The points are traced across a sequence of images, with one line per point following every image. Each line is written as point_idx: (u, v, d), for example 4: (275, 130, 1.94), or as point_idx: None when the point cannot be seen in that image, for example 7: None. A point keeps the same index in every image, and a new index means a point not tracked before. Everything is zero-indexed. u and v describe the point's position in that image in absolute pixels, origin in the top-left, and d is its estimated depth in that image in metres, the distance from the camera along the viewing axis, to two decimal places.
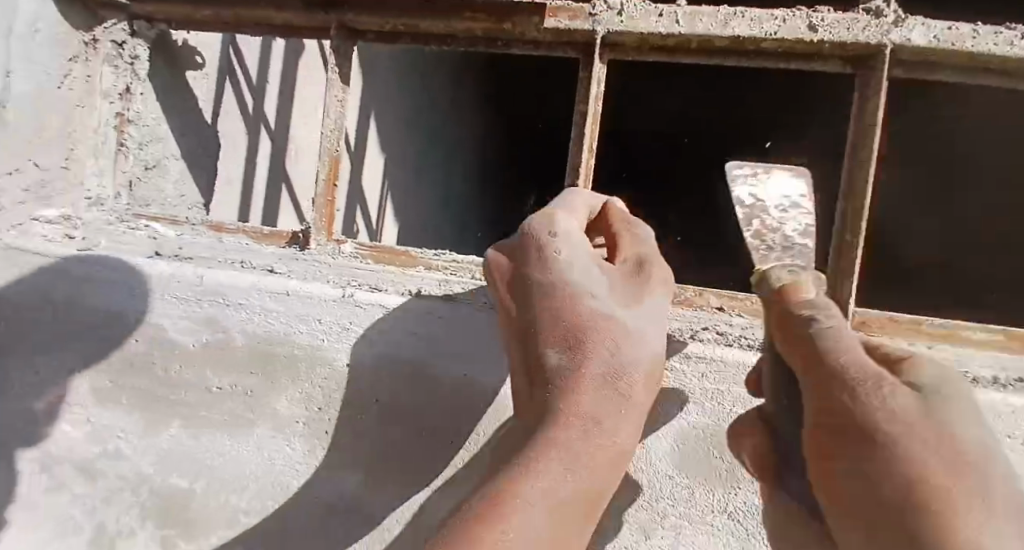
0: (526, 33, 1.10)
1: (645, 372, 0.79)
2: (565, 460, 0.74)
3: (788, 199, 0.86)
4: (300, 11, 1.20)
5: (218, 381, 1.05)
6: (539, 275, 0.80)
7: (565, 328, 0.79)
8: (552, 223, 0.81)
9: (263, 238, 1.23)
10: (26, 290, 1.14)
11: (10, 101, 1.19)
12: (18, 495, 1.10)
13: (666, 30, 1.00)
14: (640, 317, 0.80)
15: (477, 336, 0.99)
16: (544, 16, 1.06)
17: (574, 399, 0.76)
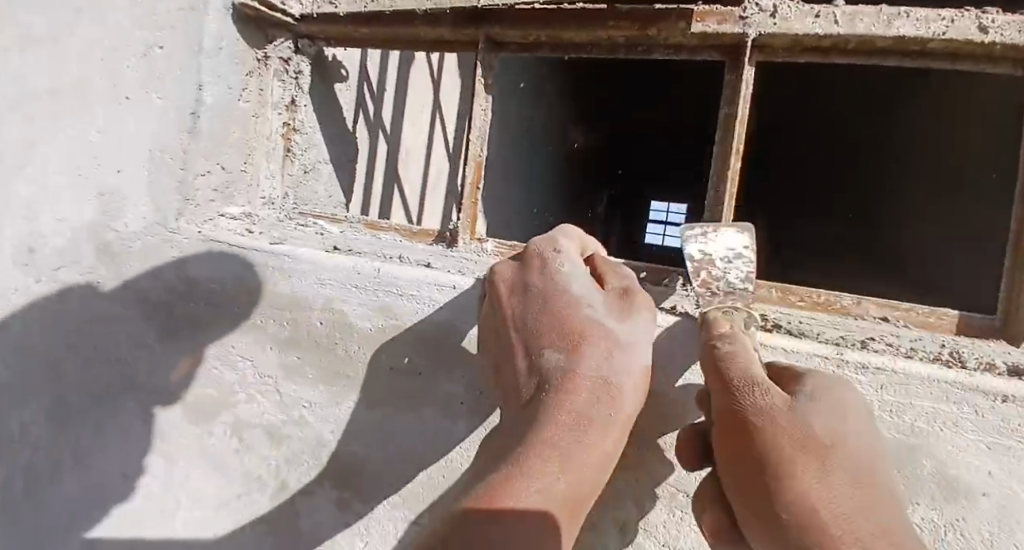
0: (670, 37, 1.14)
1: (628, 369, 0.85)
2: (554, 450, 0.76)
3: (733, 251, 0.97)
4: (450, 25, 1.30)
5: (393, 360, 1.17)
6: (540, 282, 0.90)
7: (534, 340, 0.87)
8: (554, 243, 0.94)
9: (413, 236, 1.43)
10: (226, 280, 1.26)
11: (204, 112, 1.31)
12: (214, 455, 1.29)
13: (824, 30, 1.03)
14: (634, 331, 0.87)
15: None
16: (692, 21, 1.10)
17: (554, 399, 0.80)
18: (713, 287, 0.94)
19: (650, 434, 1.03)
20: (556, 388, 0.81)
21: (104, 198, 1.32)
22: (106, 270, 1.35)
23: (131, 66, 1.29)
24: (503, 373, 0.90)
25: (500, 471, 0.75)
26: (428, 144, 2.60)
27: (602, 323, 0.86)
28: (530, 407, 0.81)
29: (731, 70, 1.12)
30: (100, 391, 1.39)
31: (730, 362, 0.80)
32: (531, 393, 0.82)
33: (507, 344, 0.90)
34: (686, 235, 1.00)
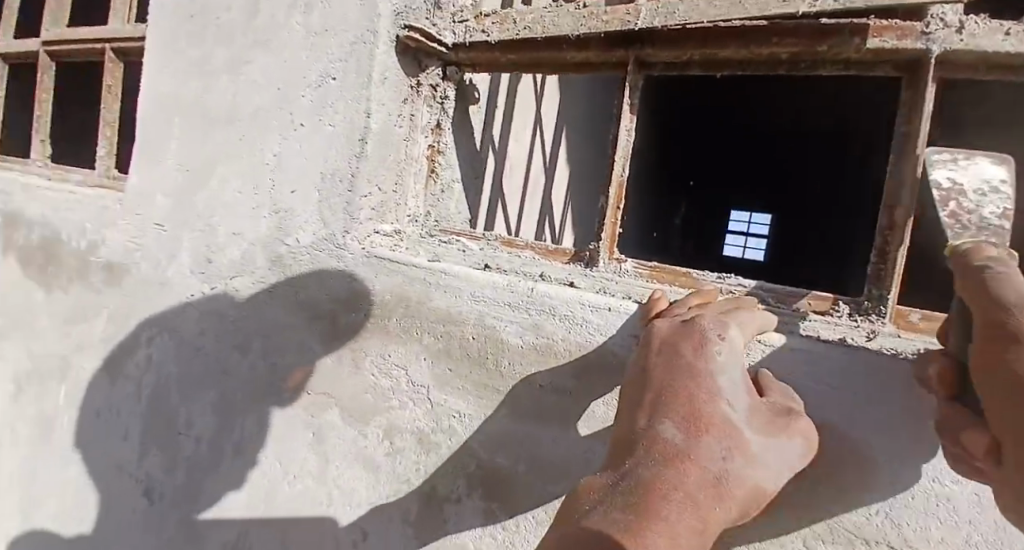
0: (840, 53, 1.11)
1: (738, 450, 0.77)
2: (671, 517, 0.70)
3: (989, 182, 0.80)
4: (601, 45, 1.33)
5: (542, 378, 1.19)
6: (691, 360, 0.83)
7: (654, 400, 0.81)
8: (723, 326, 0.86)
9: (548, 254, 1.36)
10: (386, 292, 1.37)
11: (370, 136, 1.41)
12: (367, 456, 1.37)
13: (1015, 47, 0.97)
14: (765, 445, 0.80)
15: (815, 378, 0.98)
16: (867, 36, 1.05)
17: (679, 463, 0.75)
18: (963, 217, 0.78)
19: (833, 483, 0.96)
20: (665, 462, 0.75)
21: (275, 213, 1.52)
22: (276, 278, 1.52)
23: (307, 97, 1.49)
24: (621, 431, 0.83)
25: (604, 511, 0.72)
26: (540, 157, 2.60)
27: (738, 427, 0.79)
28: (647, 461, 0.76)
29: (908, 86, 1.08)
30: (267, 391, 1.52)
31: (999, 286, 0.67)
32: (640, 456, 0.77)
33: (633, 402, 0.84)
34: (935, 164, 0.85)
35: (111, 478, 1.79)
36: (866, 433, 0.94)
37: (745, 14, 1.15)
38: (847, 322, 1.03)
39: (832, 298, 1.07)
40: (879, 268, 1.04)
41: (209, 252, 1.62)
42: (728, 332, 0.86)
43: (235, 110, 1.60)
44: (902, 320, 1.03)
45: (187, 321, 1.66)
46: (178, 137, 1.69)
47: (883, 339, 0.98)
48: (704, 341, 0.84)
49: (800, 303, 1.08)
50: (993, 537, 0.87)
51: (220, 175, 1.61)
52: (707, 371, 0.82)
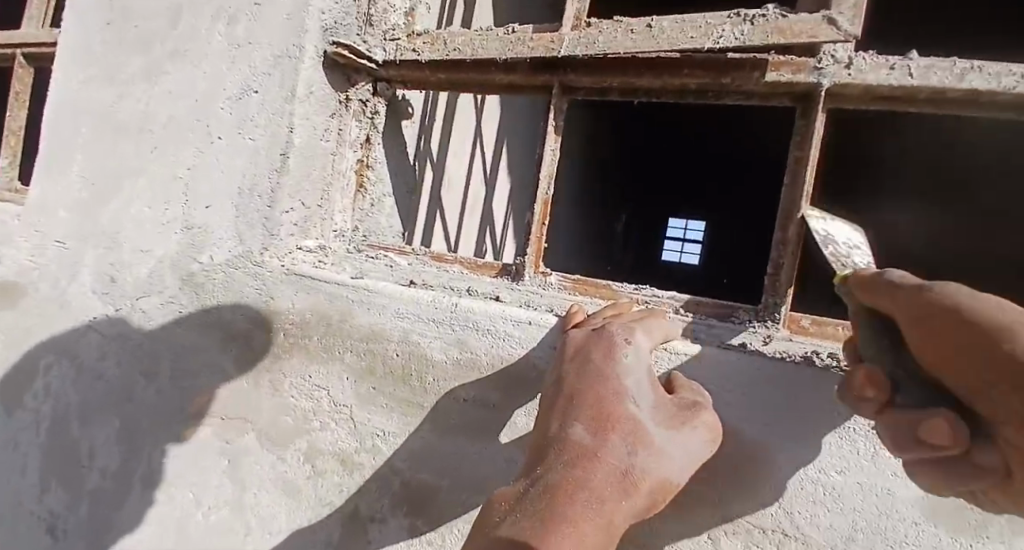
0: (742, 86, 1.19)
1: (647, 450, 0.81)
2: (581, 519, 0.74)
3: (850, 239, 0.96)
4: (526, 72, 1.37)
5: (466, 392, 1.19)
6: (601, 365, 0.86)
7: (568, 404, 0.85)
8: (630, 331, 0.90)
9: (476, 269, 1.39)
10: (307, 310, 1.34)
11: (293, 153, 1.38)
12: (287, 480, 1.32)
13: (897, 82, 1.06)
14: (672, 439, 0.83)
15: (728, 382, 1.03)
16: (768, 71, 1.15)
17: (587, 463, 0.79)
18: (834, 249, 0.94)
19: (744, 482, 1.00)
20: (577, 463, 0.79)
21: (190, 230, 1.46)
22: (191, 297, 1.45)
23: (228, 111, 1.45)
24: (536, 440, 0.86)
25: (519, 514, 0.76)
26: (473, 177, 2.62)
27: (645, 425, 0.82)
28: (557, 463, 0.80)
29: (803, 117, 1.17)
30: (180, 416, 1.44)
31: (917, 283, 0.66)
32: (550, 462, 0.80)
33: (547, 409, 0.88)
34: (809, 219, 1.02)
35: (2, 517, 1.64)
36: (774, 432, 0.99)
37: (658, 49, 1.22)
38: (747, 328, 1.10)
39: (736, 306, 1.15)
40: (775, 278, 1.12)
41: (117, 271, 1.53)
42: (636, 337, 0.89)
43: (150, 123, 1.54)
44: (796, 326, 1.11)
45: (90, 344, 1.56)
46: (86, 149, 1.61)
47: (779, 344, 1.05)
48: (613, 347, 0.87)
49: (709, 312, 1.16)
50: (887, 528, 0.93)
51: (130, 190, 1.54)
52: (615, 374, 0.85)
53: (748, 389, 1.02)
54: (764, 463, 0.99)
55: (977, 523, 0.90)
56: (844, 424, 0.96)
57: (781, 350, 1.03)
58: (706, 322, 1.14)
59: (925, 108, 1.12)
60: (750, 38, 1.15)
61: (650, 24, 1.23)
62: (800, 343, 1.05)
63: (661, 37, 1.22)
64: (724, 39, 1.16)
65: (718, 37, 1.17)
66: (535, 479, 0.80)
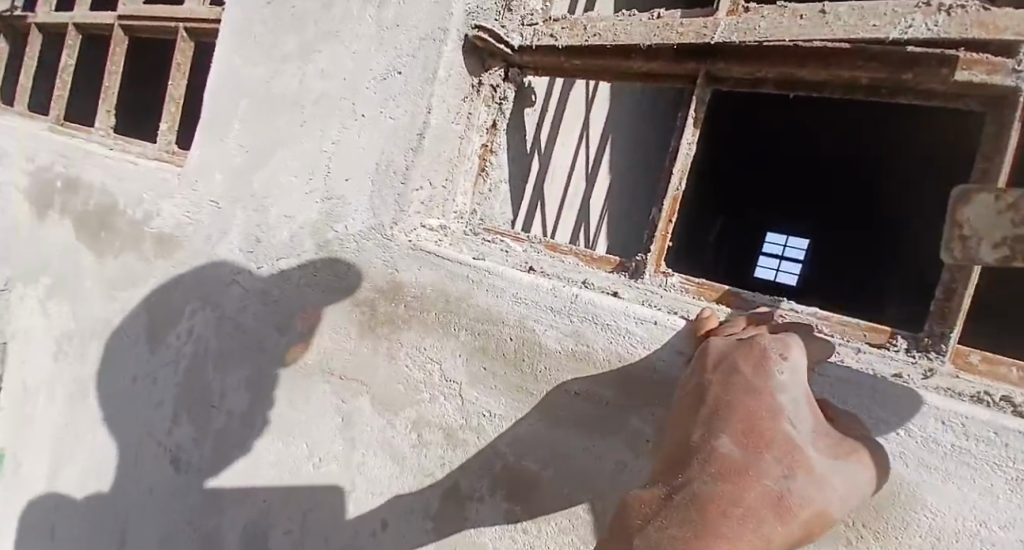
0: (925, 83, 1.08)
1: (801, 474, 0.74)
2: (732, 541, 0.71)
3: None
4: (670, 59, 1.33)
5: (578, 385, 1.19)
6: (752, 379, 0.78)
7: (713, 413, 0.79)
8: (785, 345, 0.80)
9: (594, 262, 1.37)
10: (429, 285, 1.38)
11: (428, 133, 1.43)
12: (393, 446, 1.38)
13: None
14: (835, 467, 0.76)
15: (877, 409, 0.97)
16: (958, 67, 1.03)
17: (738, 484, 0.74)
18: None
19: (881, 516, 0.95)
20: (722, 480, 0.74)
21: (330, 201, 1.54)
22: (322, 263, 1.54)
23: (373, 91, 1.52)
24: (673, 449, 0.83)
25: (659, 530, 0.74)
26: (583, 170, 2.60)
27: (802, 448, 0.75)
28: (700, 479, 0.76)
29: (993, 123, 1.05)
30: (302, 372, 1.54)
31: None
32: (694, 471, 0.77)
33: (686, 418, 0.83)
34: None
35: (142, 445, 1.83)
36: (929, 470, 0.92)
37: (828, 35, 1.15)
38: (904, 358, 1.05)
39: (890, 332, 1.09)
40: (940, 307, 1.04)
41: (261, 232, 1.66)
42: (794, 352, 0.80)
43: (301, 99, 1.64)
44: (964, 363, 1.02)
45: (230, 297, 1.70)
46: (242, 120, 1.75)
47: (943, 380, 0.99)
48: (767, 357, 0.79)
49: (857, 336, 1.12)
50: None
51: (279, 158, 1.66)
52: (767, 390, 0.78)
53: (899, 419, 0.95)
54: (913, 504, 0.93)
55: None
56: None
57: (946, 387, 0.96)
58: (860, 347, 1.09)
59: None
60: (944, 29, 1.05)
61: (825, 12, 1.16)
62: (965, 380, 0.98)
63: (838, 23, 1.15)
64: (913, 30, 1.08)
65: (905, 27, 1.09)
66: (677, 491, 0.77)
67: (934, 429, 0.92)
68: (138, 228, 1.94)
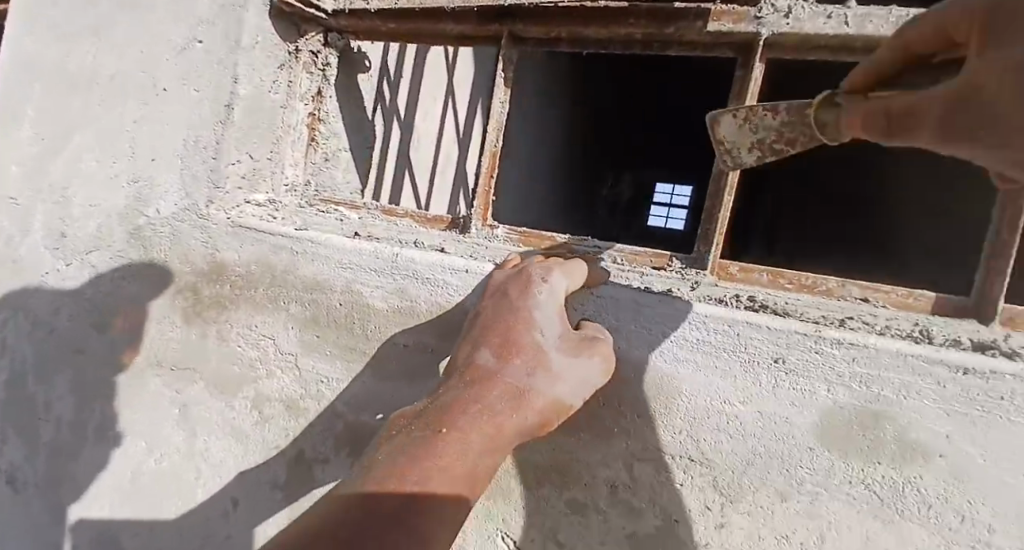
0: (685, 35, 1.24)
1: (541, 373, 0.85)
2: (470, 429, 0.77)
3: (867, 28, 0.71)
4: (477, 22, 1.40)
5: (405, 338, 1.22)
6: (516, 298, 0.90)
7: (478, 331, 0.89)
8: (548, 271, 0.94)
9: (427, 222, 1.47)
10: (252, 261, 1.34)
11: (237, 103, 1.38)
12: (236, 427, 1.35)
13: (834, 30, 1.10)
14: (570, 364, 0.87)
15: (645, 320, 1.07)
16: (708, 19, 1.20)
17: (485, 384, 0.82)
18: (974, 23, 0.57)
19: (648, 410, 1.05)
20: (473, 382, 0.82)
21: (139, 184, 1.45)
22: (137, 252, 1.44)
23: (173, 62, 1.44)
24: (446, 366, 0.90)
25: (400, 432, 0.78)
26: (439, 138, 2.62)
27: (545, 351, 0.87)
28: (456, 384, 0.83)
29: (742, 65, 1.20)
30: (132, 368, 1.45)
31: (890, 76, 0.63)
32: (452, 380, 0.84)
33: (460, 338, 0.92)
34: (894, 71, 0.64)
35: None
36: (681, 365, 1.04)
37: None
38: (680, 275, 1.24)
39: (669, 256, 1.29)
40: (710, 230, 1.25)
41: (67, 225, 1.53)
42: (553, 275, 0.93)
43: (97, 77, 1.52)
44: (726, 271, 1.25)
45: (41, 299, 1.55)
46: (35, 105, 1.59)
47: (706, 288, 1.19)
48: (529, 281, 0.92)
49: (645, 263, 1.30)
50: (784, 456, 0.97)
51: (79, 142, 1.53)
52: (524, 307, 0.89)
53: (658, 325, 1.05)
54: (671, 395, 1.04)
55: (865, 451, 0.92)
56: (751, 358, 0.99)
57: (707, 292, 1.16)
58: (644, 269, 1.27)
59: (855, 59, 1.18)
60: None
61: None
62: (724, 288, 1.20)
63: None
64: None
65: None
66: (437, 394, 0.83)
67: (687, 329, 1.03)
68: None
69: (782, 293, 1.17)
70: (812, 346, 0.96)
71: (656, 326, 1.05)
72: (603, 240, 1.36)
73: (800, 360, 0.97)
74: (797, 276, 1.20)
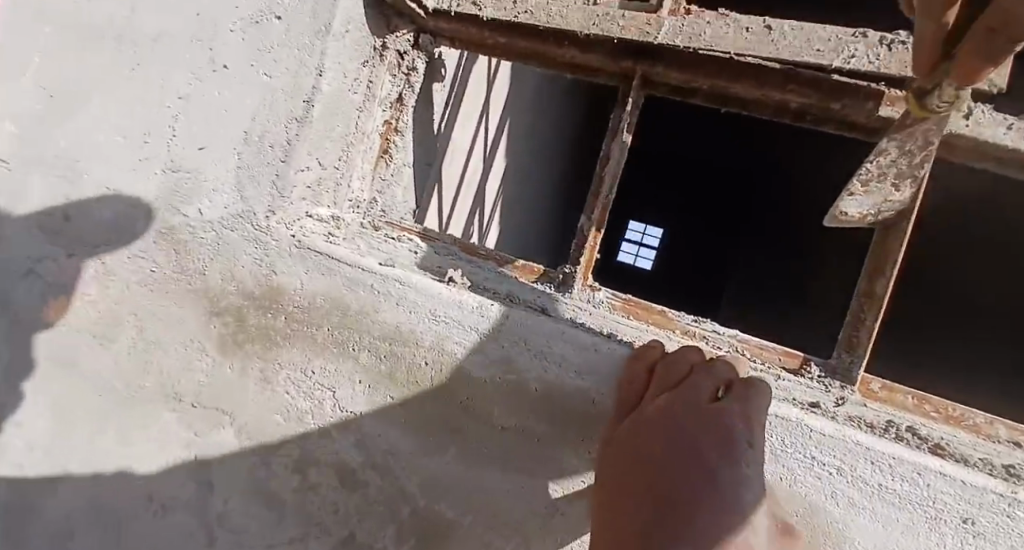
0: (851, 115, 1.07)
1: None
2: None
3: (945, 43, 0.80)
4: (606, 53, 1.18)
5: (505, 419, 1.01)
6: (717, 472, 0.74)
7: (664, 529, 0.70)
8: (750, 425, 0.78)
9: (516, 270, 1.24)
10: (318, 295, 1.11)
11: (317, 100, 1.13)
12: (267, 491, 1.11)
13: (1017, 143, 1.02)
14: None
15: (811, 451, 0.92)
16: (882, 103, 1.03)
17: None
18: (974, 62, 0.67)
19: None
20: None
21: (176, 173, 1.17)
22: (164, 257, 1.17)
23: (241, 36, 1.16)
24: None
25: None
26: (477, 151, 2.38)
27: None
28: None
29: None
30: (139, 396, 1.19)
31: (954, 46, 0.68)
32: None
33: (633, 524, 0.72)
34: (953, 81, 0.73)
35: None
36: (847, 512, 0.91)
37: (774, 55, 1.04)
38: (818, 385, 1.06)
39: (804, 358, 1.10)
40: (853, 337, 1.09)
41: (70, 207, 1.22)
42: (758, 435, 0.77)
43: (137, 31, 1.23)
44: (867, 389, 1.07)
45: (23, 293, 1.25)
46: (45, 53, 1.29)
47: (851, 406, 1.02)
48: (733, 445, 0.76)
49: (773, 360, 1.10)
50: None
51: (100, 110, 1.24)
52: (732, 490, 0.72)
53: (826, 458, 0.91)
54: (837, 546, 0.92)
55: None
56: (936, 516, 0.88)
57: (853, 416, 0.98)
58: (774, 371, 1.08)
59: (1014, 171, 1.10)
60: (887, 64, 0.98)
61: (773, 30, 1.04)
62: (871, 410, 1.01)
63: (782, 43, 1.03)
64: (856, 60, 1.00)
65: (848, 57, 1.00)
66: None
67: (863, 469, 0.90)
68: None
69: (937, 426, 0.99)
70: (1005, 510, 0.87)
71: (827, 455, 0.91)
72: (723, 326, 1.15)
73: (990, 524, 0.87)
74: (942, 403, 1.04)
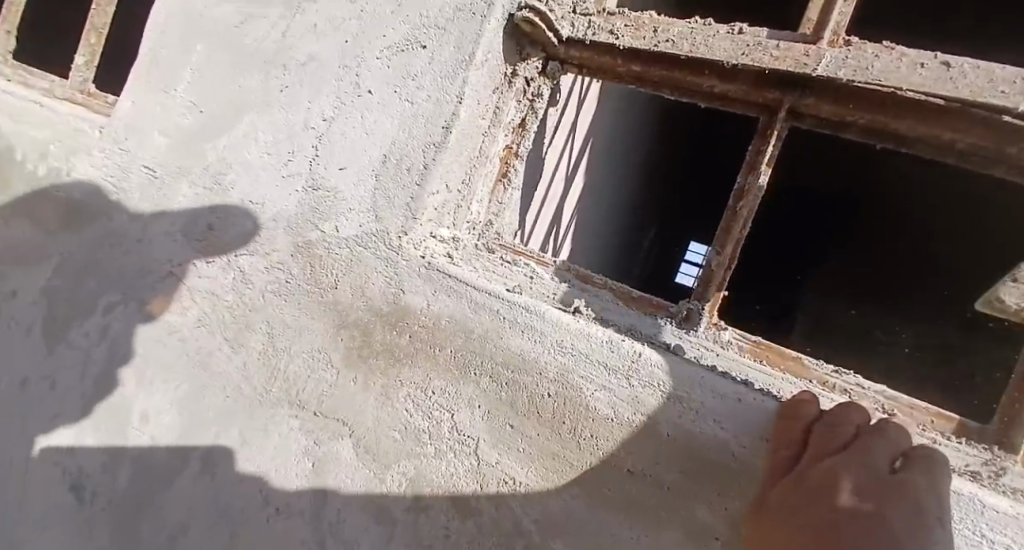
0: (1021, 161, 0.97)
1: None
2: None
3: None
4: (751, 83, 1.13)
5: (634, 463, 0.99)
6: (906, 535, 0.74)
7: None
8: (937, 497, 0.77)
9: (634, 301, 1.16)
10: (443, 317, 1.13)
11: (457, 125, 1.16)
12: (379, 507, 1.10)
13: None
14: None
15: (975, 524, 0.84)
16: None
17: None
18: None
19: None
20: None
21: (316, 191, 1.23)
22: (298, 267, 1.23)
23: (387, 63, 1.22)
24: None
25: None
26: None
27: None
28: None
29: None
30: (264, 401, 1.23)
31: None
32: None
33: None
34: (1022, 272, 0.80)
35: (29, 464, 1.35)
36: None
37: (951, 95, 0.97)
38: (974, 452, 0.92)
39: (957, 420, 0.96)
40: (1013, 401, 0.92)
41: (214, 217, 1.31)
42: (948, 518, 0.76)
43: (291, 54, 1.30)
44: (1023, 459, 0.91)
45: (165, 293, 1.33)
46: (196, 71, 1.38)
47: (1010, 478, 0.88)
48: (922, 515, 0.75)
49: (919, 419, 0.97)
50: None
51: (247, 127, 1.31)
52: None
53: (990, 530, 0.83)
54: None
55: None
56: None
57: (1016, 487, 0.86)
58: (926, 437, 0.95)
59: None
60: None
61: (952, 65, 0.98)
62: None
63: (963, 81, 0.97)
64: None
65: None
66: None
67: None
68: (35, 187, 1.47)
69: None
70: None
71: (994, 532, 0.83)
72: (860, 378, 1.04)
73: None
74: None
